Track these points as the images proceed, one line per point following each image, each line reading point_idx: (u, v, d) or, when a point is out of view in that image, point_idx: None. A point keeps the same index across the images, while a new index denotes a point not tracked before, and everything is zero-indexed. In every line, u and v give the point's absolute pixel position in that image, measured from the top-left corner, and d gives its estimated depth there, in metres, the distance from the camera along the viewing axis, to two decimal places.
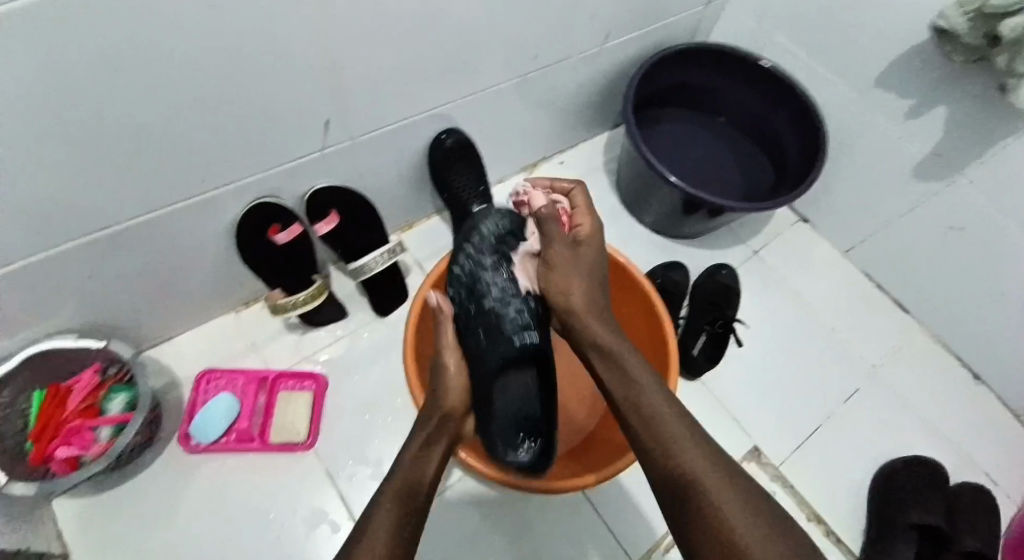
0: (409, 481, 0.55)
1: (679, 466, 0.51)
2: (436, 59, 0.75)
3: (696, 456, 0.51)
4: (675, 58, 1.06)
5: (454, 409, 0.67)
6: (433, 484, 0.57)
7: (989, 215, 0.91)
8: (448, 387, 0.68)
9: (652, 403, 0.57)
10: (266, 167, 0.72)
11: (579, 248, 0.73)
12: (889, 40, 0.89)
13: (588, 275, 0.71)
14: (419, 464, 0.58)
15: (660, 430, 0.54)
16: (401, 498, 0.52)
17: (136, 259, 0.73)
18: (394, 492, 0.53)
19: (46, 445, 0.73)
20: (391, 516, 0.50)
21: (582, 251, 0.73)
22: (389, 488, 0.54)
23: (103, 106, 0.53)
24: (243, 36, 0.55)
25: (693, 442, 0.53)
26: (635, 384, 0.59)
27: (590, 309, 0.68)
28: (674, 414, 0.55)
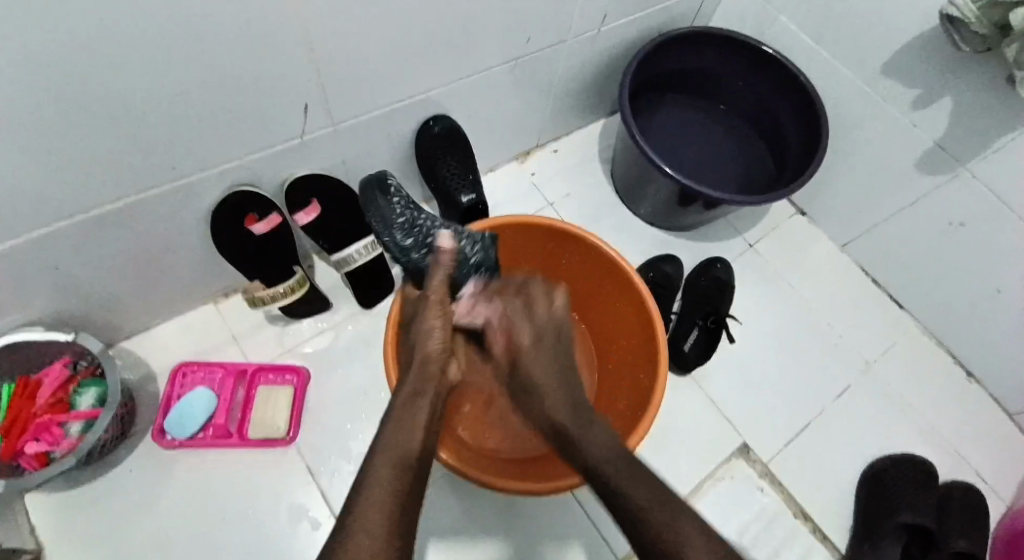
0: (398, 451, 0.51)
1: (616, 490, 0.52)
2: (424, 42, 0.71)
3: (640, 487, 0.52)
4: (674, 42, 1.02)
5: (434, 359, 0.64)
6: (423, 453, 0.53)
7: (992, 211, 0.89)
8: (432, 331, 0.65)
9: (592, 456, 0.57)
10: (242, 154, 0.69)
11: (524, 316, 0.71)
12: (899, 28, 0.86)
13: (536, 359, 0.68)
14: (408, 430, 0.54)
15: (602, 479, 0.54)
16: (395, 470, 0.49)
17: (106, 250, 0.70)
18: (389, 448, 0.51)
19: (15, 440, 0.71)
20: (387, 489, 0.47)
21: (535, 306, 0.72)
22: (378, 458, 0.49)
23: (62, 92, 0.50)
24: (215, 20, 0.52)
25: (633, 471, 0.53)
26: (571, 437, 0.59)
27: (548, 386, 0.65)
28: (628, 469, 0.54)
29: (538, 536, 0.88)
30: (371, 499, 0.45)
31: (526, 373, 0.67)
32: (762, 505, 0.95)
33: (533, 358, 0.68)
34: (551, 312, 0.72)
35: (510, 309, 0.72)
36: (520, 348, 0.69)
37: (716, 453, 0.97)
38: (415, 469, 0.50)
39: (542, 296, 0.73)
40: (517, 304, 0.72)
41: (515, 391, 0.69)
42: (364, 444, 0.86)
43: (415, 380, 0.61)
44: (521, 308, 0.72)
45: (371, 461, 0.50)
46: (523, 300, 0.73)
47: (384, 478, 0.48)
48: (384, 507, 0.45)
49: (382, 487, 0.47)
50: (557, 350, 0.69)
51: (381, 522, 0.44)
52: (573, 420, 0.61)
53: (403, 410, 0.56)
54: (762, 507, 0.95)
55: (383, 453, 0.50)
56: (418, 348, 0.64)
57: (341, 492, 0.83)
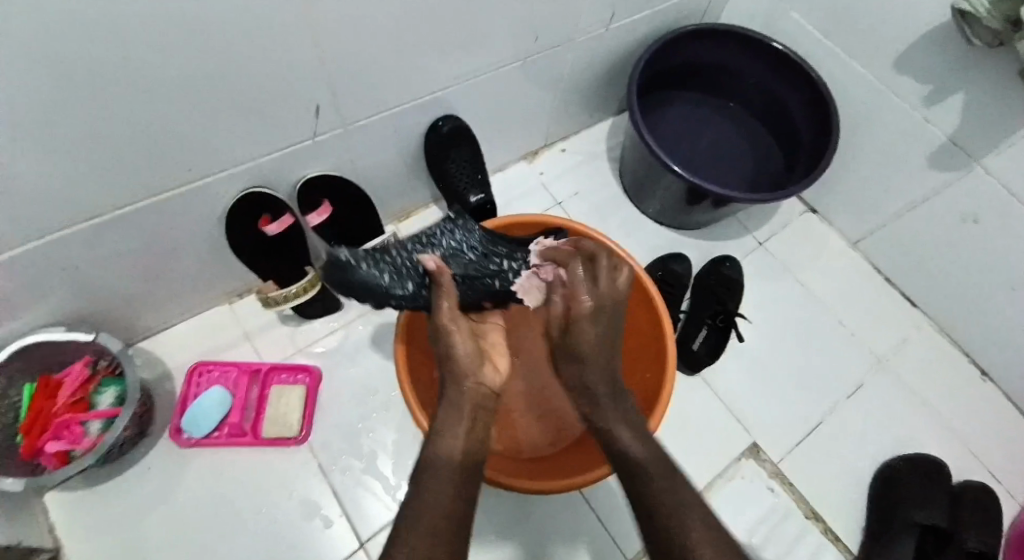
0: (437, 462, 0.55)
1: (642, 486, 0.56)
2: (433, 42, 0.72)
3: (663, 490, 0.55)
4: (684, 39, 1.02)
5: (464, 364, 0.63)
6: (465, 458, 0.56)
7: (1005, 207, 0.88)
8: (455, 342, 0.63)
9: (624, 446, 0.60)
10: (255, 155, 0.70)
11: (587, 284, 0.67)
12: (910, 22, 0.85)
13: (592, 326, 0.65)
14: (444, 441, 0.57)
15: (638, 472, 0.57)
16: (438, 486, 0.52)
17: (123, 251, 0.71)
18: (426, 463, 0.55)
19: (37, 438, 0.73)
20: (432, 499, 0.51)
21: (602, 278, 0.67)
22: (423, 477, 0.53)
23: (79, 95, 0.51)
24: (228, 25, 0.53)
25: (659, 477, 0.56)
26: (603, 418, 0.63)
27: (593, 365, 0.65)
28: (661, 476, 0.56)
29: (549, 535, 0.88)
30: (419, 514, 0.50)
31: (585, 337, 0.64)
32: (772, 504, 0.95)
33: (582, 327, 0.65)
34: (619, 284, 0.67)
35: (578, 275, 0.68)
36: (577, 311, 0.65)
37: (726, 452, 0.97)
38: (456, 476, 0.54)
39: (607, 267, 0.68)
40: (584, 274, 0.68)
41: (558, 350, 0.67)
42: (376, 442, 0.87)
43: (450, 390, 0.61)
44: (588, 278, 0.68)
45: (420, 474, 0.54)
46: (590, 265, 0.69)
47: (438, 491, 0.52)
48: (431, 519, 0.49)
49: (428, 503, 0.50)
50: (609, 316, 0.66)
51: (428, 535, 0.48)
52: (608, 400, 0.63)
53: (445, 425, 0.58)
54: (772, 506, 0.95)
55: (429, 468, 0.54)
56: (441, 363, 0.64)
57: (353, 489, 0.85)
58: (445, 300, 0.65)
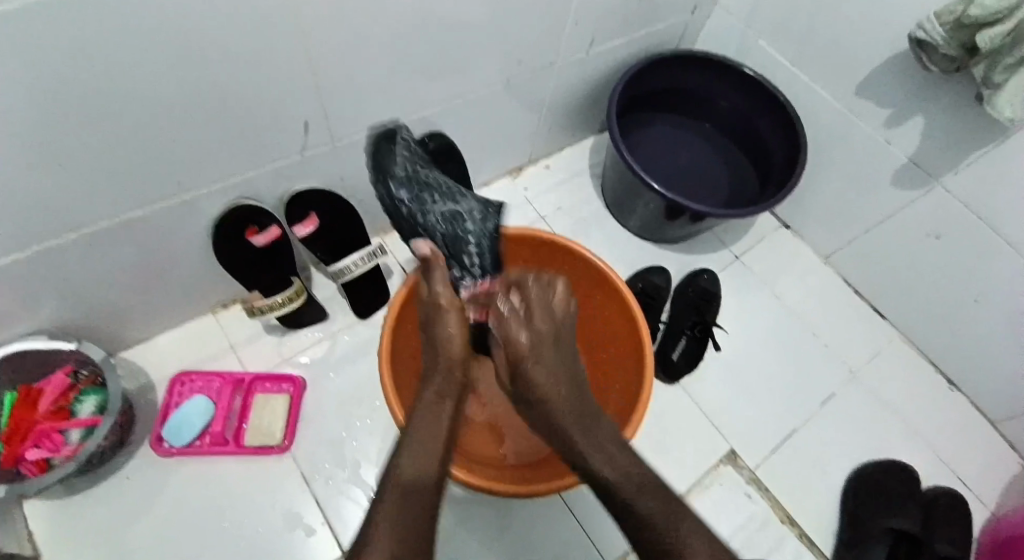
0: (411, 473, 0.53)
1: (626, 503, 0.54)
2: (418, 63, 0.75)
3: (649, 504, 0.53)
4: (659, 63, 1.06)
5: (452, 358, 0.64)
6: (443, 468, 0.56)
7: (966, 225, 0.92)
8: (452, 335, 0.64)
9: (605, 475, 0.57)
10: (242, 169, 0.72)
11: (523, 319, 0.64)
12: (873, 51, 0.90)
13: (542, 356, 0.62)
14: (426, 437, 0.57)
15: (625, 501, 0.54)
16: (407, 493, 0.51)
17: (109, 262, 0.72)
18: (399, 481, 0.52)
19: (16, 447, 0.73)
20: (398, 510, 0.49)
21: (549, 304, 0.65)
22: (392, 480, 0.52)
23: (73, 113, 0.53)
24: (220, 44, 0.55)
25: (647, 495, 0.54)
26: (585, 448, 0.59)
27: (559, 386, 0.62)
28: (653, 501, 0.53)
29: (531, 540, 0.90)
30: (382, 523, 0.47)
31: (531, 377, 0.62)
32: (751, 510, 0.97)
33: (523, 328, 0.63)
34: (555, 294, 0.66)
35: (506, 315, 0.64)
36: (520, 352, 0.62)
37: (704, 459, 0.99)
38: (431, 492, 0.52)
39: (539, 286, 0.66)
40: (514, 308, 0.65)
41: (518, 397, 0.65)
42: (360, 452, 0.88)
43: (436, 392, 0.62)
44: (521, 310, 0.65)
45: (385, 485, 0.52)
46: (524, 300, 0.65)
47: (395, 511, 0.48)
48: (395, 530, 0.47)
49: (390, 511, 0.49)
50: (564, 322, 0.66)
51: (398, 528, 0.47)
52: (582, 431, 0.60)
53: (417, 432, 0.57)
54: (749, 512, 0.97)
55: (395, 478, 0.52)
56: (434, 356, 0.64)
57: (336, 499, 0.85)
58: (443, 291, 0.66)
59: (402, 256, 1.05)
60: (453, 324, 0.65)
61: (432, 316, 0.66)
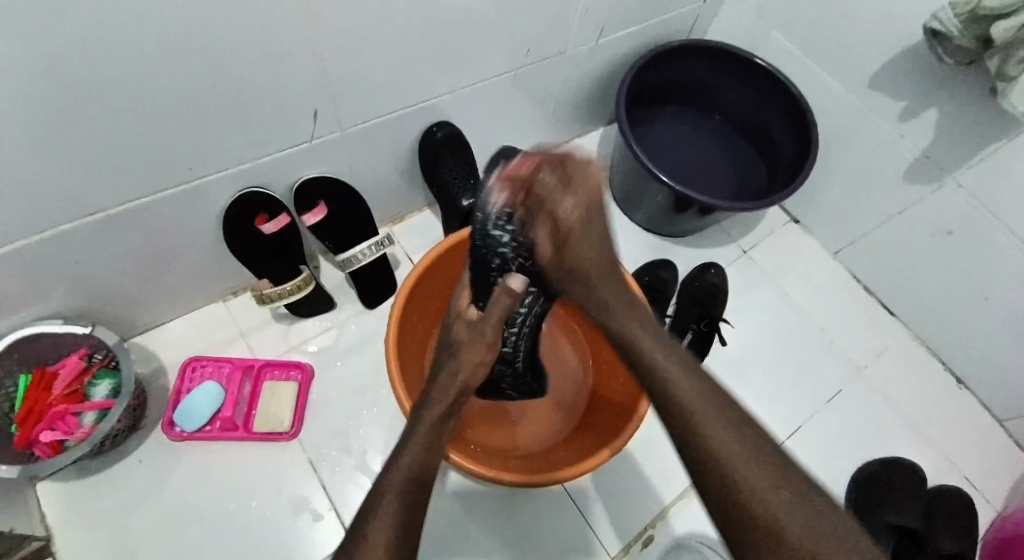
0: (411, 472, 0.53)
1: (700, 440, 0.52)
2: (427, 51, 0.75)
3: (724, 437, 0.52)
4: (670, 54, 1.05)
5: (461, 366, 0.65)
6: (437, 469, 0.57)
7: (977, 221, 0.91)
8: (481, 344, 0.66)
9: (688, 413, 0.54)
10: (252, 156, 0.72)
11: (562, 191, 0.60)
12: (887, 42, 0.89)
13: (583, 234, 0.61)
14: (427, 440, 0.58)
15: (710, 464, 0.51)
16: (405, 494, 0.51)
17: (122, 248, 0.73)
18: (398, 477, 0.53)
19: (30, 429, 0.74)
20: (397, 508, 0.50)
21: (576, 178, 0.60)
22: (388, 480, 0.52)
23: (87, 98, 0.53)
24: (231, 31, 0.55)
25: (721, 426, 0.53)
26: (665, 370, 0.57)
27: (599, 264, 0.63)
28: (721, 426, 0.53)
29: (534, 532, 0.90)
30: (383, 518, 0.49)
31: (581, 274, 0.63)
32: None
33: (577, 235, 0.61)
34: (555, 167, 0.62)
35: (546, 191, 0.61)
36: (566, 228, 0.61)
37: None
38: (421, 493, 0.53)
39: (558, 174, 0.60)
40: (551, 182, 0.61)
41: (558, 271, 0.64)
42: (366, 440, 0.89)
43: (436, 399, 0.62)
44: (559, 186, 0.60)
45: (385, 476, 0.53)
46: (556, 172, 0.60)
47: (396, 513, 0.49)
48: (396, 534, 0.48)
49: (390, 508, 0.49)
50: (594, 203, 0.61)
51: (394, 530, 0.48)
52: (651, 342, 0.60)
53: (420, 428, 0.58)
54: None
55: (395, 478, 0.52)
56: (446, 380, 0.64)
57: (342, 486, 0.86)
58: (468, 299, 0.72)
59: (409, 246, 1.05)
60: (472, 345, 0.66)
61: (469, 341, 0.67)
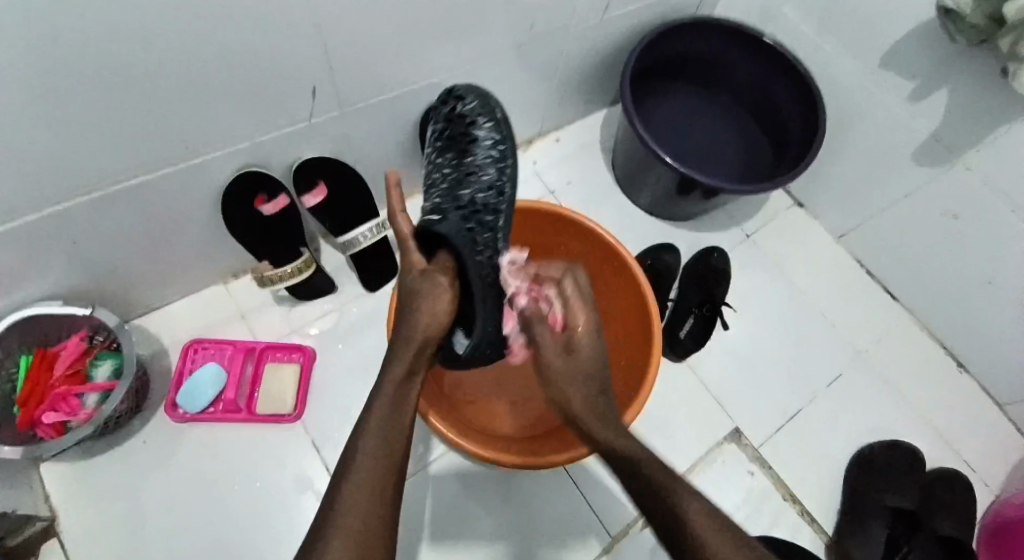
0: (389, 440, 0.52)
1: (676, 504, 0.52)
2: (430, 26, 0.73)
3: (700, 514, 0.51)
4: (677, 30, 1.03)
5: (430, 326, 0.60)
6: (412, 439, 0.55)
7: (986, 204, 0.90)
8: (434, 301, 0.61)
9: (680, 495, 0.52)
10: (251, 134, 0.71)
11: (563, 358, 0.66)
12: (897, 20, 0.87)
13: (574, 379, 0.65)
14: (398, 410, 0.55)
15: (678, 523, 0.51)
16: (382, 472, 0.50)
17: (121, 226, 0.72)
18: (374, 442, 0.51)
19: (32, 410, 0.75)
20: (373, 485, 0.49)
21: (578, 353, 0.67)
22: (367, 447, 0.51)
23: (83, 74, 0.52)
24: (229, 5, 0.54)
25: (696, 500, 0.52)
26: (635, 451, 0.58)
27: (594, 413, 0.63)
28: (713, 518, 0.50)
29: (535, 513, 0.91)
30: (354, 494, 0.48)
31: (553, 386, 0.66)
32: (752, 485, 0.98)
33: (563, 384, 0.65)
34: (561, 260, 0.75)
35: (553, 366, 0.66)
36: (548, 361, 0.66)
37: (707, 436, 1.00)
38: (397, 459, 0.52)
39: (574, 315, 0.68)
40: (558, 349, 0.67)
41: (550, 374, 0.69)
42: None
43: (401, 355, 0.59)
44: (565, 365, 0.66)
45: (358, 438, 0.52)
46: (566, 342, 0.68)
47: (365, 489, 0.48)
48: (360, 503, 0.47)
49: (360, 481, 0.48)
50: (595, 364, 0.67)
51: (359, 523, 0.46)
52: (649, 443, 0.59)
53: (382, 391, 0.56)
54: (751, 489, 0.98)
55: (366, 444, 0.51)
56: (410, 327, 0.60)
57: None
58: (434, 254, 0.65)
59: (411, 228, 1.05)
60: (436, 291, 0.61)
61: (431, 285, 0.61)
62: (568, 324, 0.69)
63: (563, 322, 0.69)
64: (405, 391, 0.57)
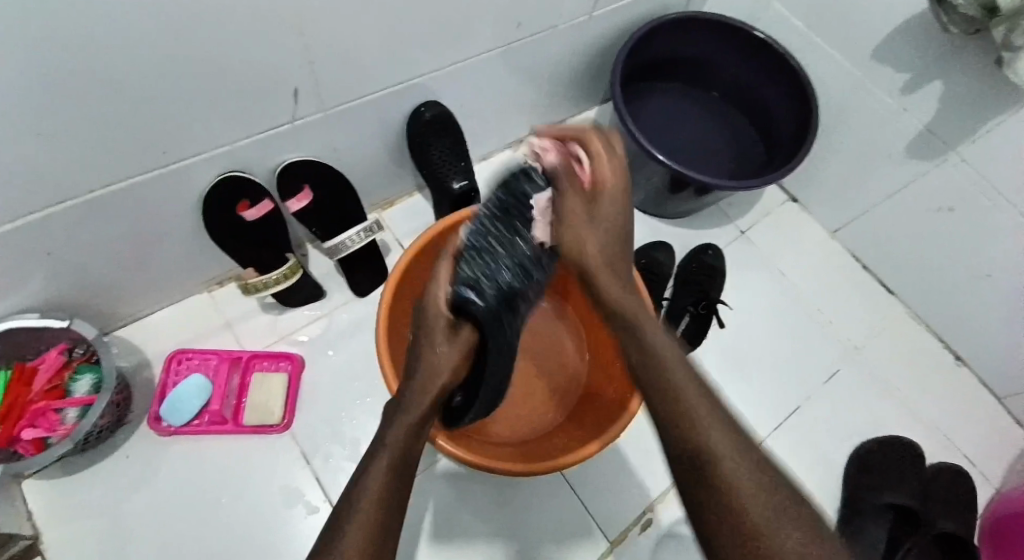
0: (386, 481, 0.51)
1: (720, 468, 0.46)
2: (413, 25, 0.71)
3: (749, 482, 0.45)
4: (666, 27, 1.02)
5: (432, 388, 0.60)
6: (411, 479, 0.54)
7: (982, 197, 0.89)
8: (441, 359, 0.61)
9: (709, 442, 0.47)
10: (231, 139, 0.69)
11: (586, 207, 0.67)
12: (888, 12, 0.86)
13: (597, 234, 0.65)
14: (401, 459, 0.54)
15: (720, 484, 0.45)
16: (378, 513, 0.48)
17: (99, 236, 0.70)
18: (372, 490, 0.50)
19: (11, 426, 0.72)
20: (372, 522, 0.47)
21: (598, 209, 0.66)
22: (363, 491, 0.49)
23: (53, 82, 0.50)
24: (203, 7, 0.52)
25: (747, 461, 0.46)
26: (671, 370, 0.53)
27: (607, 262, 0.64)
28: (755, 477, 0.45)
29: (531, 518, 0.89)
30: (354, 533, 0.46)
31: (588, 271, 0.64)
32: None
33: (581, 226, 0.66)
34: (621, 152, 0.69)
35: (570, 206, 0.67)
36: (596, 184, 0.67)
37: None
38: (399, 502, 0.51)
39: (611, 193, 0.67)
40: (583, 197, 0.67)
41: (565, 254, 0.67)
42: (359, 431, 0.87)
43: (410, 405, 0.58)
44: (588, 211, 0.67)
45: (357, 485, 0.50)
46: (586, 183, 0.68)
47: (368, 526, 0.47)
48: (365, 543, 0.46)
49: (365, 520, 0.47)
50: (621, 257, 0.66)
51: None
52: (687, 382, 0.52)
53: (389, 437, 0.56)
54: None
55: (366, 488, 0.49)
56: (430, 376, 0.61)
57: (335, 476, 0.84)
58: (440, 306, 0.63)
59: (400, 231, 1.03)
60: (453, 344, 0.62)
61: (436, 339, 0.62)
62: (595, 180, 0.68)
63: (589, 180, 0.69)
64: (409, 438, 0.56)
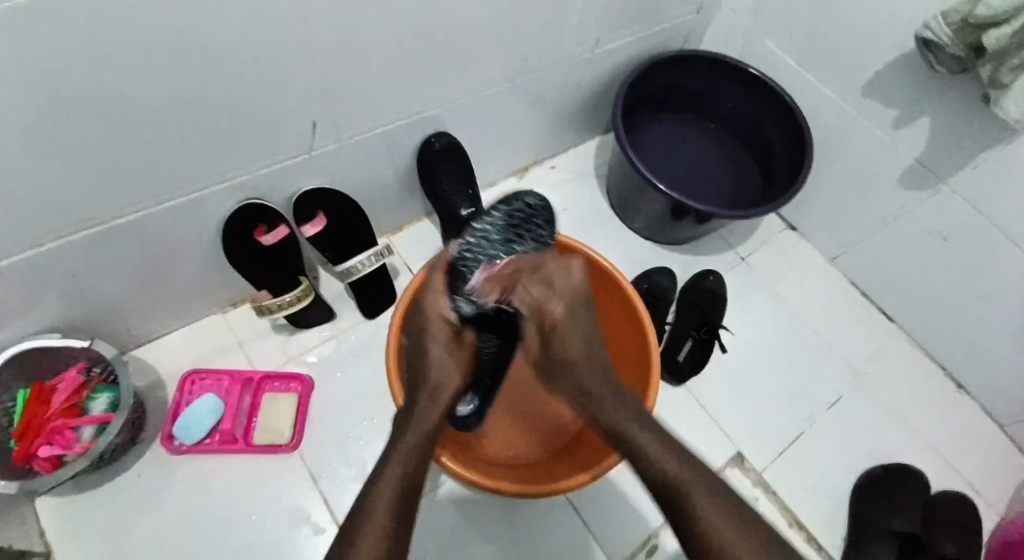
0: (398, 494, 0.55)
1: (694, 504, 0.55)
2: (424, 61, 0.75)
3: (719, 518, 0.54)
4: (665, 62, 1.06)
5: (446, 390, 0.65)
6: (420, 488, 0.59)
7: (974, 226, 0.92)
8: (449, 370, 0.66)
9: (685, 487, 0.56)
10: (249, 167, 0.72)
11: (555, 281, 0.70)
12: (876, 50, 0.90)
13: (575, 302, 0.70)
14: (412, 470, 0.58)
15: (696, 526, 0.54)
16: (392, 522, 0.53)
17: (120, 259, 0.73)
18: (384, 496, 0.55)
19: (29, 445, 0.74)
20: (387, 530, 0.52)
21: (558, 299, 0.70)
22: (378, 499, 0.54)
23: (85, 111, 0.54)
24: (228, 43, 0.56)
25: (717, 504, 0.55)
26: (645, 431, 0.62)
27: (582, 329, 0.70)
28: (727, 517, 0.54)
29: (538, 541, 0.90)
30: (371, 541, 0.51)
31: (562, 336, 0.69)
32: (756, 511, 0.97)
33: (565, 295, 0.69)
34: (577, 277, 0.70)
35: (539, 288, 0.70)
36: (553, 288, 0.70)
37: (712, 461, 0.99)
38: (410, 508, 0.55)
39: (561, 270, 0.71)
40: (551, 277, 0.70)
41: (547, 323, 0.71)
42: (366, 451, 0.89)
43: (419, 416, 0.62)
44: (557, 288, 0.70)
45: (371, 494, 0.55)
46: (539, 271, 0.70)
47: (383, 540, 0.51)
48: (378, 547, 0.51)
49: (379, 531, 0.51)
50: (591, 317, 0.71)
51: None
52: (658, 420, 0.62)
53: (401, 447, 0.59)
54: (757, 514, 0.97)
55: (380, 499, 0.54)
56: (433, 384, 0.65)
57: (342, 496, 0.85)
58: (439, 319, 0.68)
59: (409, 256, 1.05)
60: (450, 352, 0.67)
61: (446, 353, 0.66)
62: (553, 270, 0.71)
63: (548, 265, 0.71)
64: (421, 450, 0.60)
